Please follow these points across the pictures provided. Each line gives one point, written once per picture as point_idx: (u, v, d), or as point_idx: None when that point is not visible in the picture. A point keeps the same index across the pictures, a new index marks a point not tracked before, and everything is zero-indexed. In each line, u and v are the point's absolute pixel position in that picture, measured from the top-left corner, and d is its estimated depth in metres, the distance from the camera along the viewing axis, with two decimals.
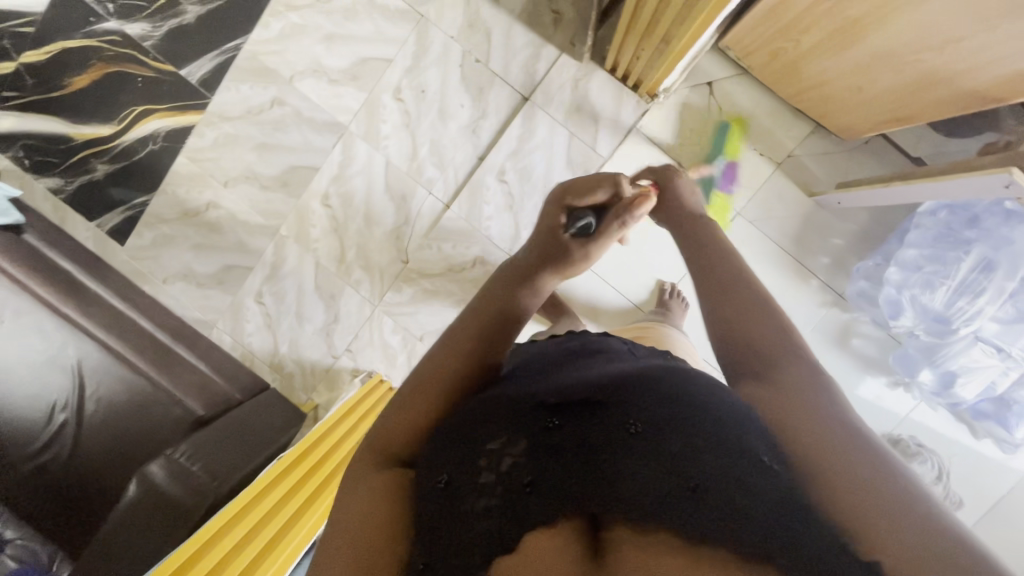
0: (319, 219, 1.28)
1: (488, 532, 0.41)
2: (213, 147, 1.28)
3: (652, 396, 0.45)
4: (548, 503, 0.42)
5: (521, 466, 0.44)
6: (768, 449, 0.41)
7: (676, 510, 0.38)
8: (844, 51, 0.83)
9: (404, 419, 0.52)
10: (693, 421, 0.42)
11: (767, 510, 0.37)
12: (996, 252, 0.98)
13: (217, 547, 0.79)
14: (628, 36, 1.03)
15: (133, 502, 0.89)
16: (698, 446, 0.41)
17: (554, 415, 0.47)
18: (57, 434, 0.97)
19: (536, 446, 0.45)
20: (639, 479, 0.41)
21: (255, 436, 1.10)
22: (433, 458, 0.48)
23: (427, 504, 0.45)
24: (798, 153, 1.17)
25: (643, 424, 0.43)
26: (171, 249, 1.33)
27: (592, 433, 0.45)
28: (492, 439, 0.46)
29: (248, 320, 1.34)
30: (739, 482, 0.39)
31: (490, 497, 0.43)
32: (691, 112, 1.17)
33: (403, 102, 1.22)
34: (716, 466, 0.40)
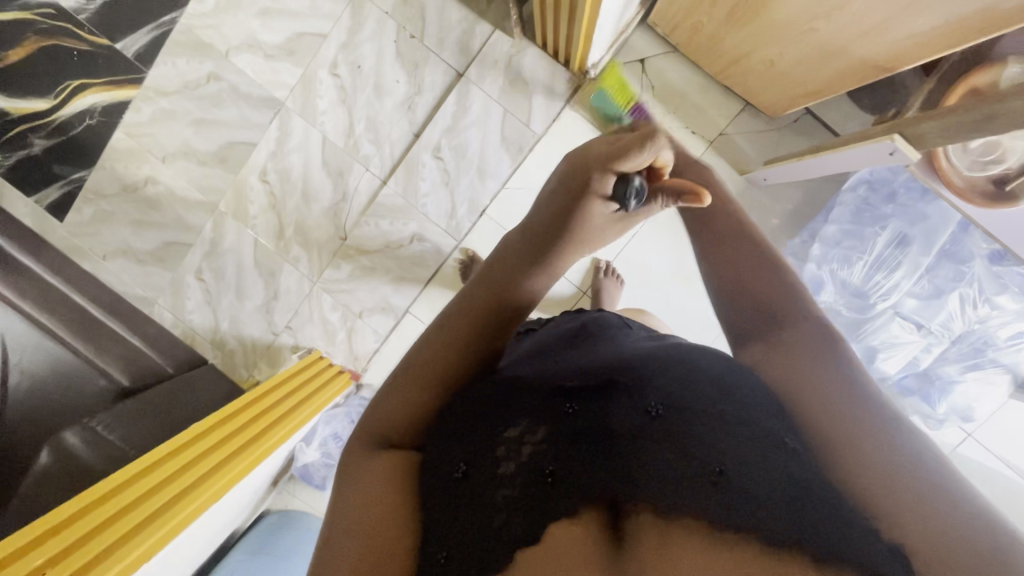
0: (257, 196, 1.28)
1: (511, 523, 0.41)
2: (150, 122, 1.28)
3: (669, 383, 0.46)
4: (570, 492, 0.42)
5: (544, 454, 0.45)
6: (792, 436, 0.41)
7: (700, 498, 0.39)
8: (751, 22, 0.84)
9: (410, 404, 0.52)
10: (714, 409, 0.43)
11: (789, 497, 0.38)
12: (912, 227, 1.01)
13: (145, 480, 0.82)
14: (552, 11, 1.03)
15: (45, 470, 0.89)
16: (721, 432, 0.42)
17: (572, 402, 0.49)
18: None
19: (556, 434, 0.46)
20: (664, 468, 0.41)
21: (188, 406, 1.10)
22: (446, 445, 0.48)
23: (444, 494, 0.45)
24: (729, 131, 1.18)
25: (666, 410, 0.44)
26: (110, 225, 1.33)
27: (612, 421, 0.45)
28: (513, 426, 0.48)
29: (189, 297, 1.34)
30: (763, 469, 0.40)
31: (511, 487, 0.44)
32: (623, 89, 1.18)
33: (339, 77, 1.22)
34: (742, 456, 0.40)
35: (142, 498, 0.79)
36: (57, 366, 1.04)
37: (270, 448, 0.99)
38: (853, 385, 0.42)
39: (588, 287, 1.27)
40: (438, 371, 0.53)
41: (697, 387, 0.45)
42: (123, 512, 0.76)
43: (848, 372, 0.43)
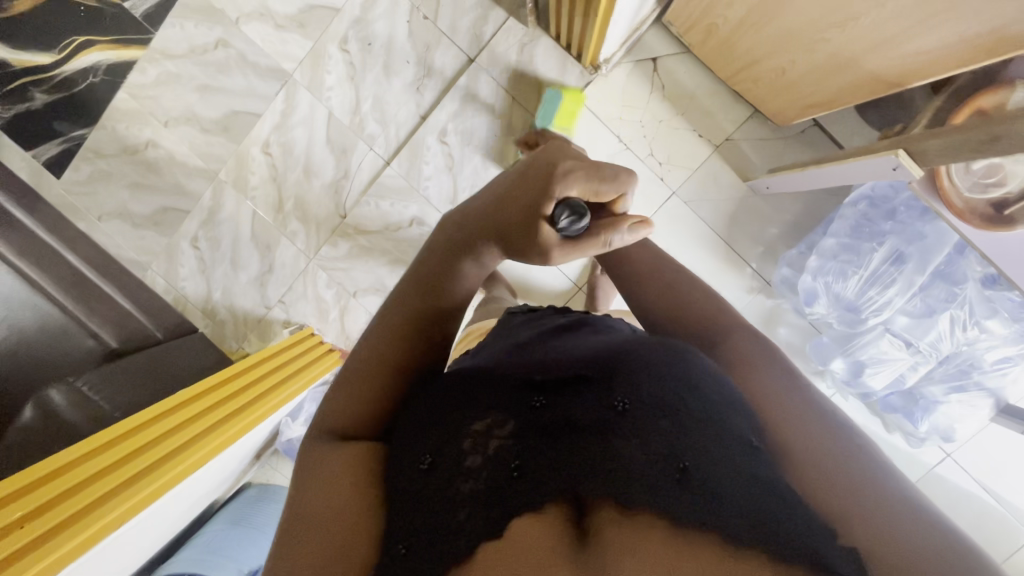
0: (258, 167, 1.27)
1: (475, 513, 0.43)
2: (154, 84, 1.26)
3: (635, 380, 0.48)
4: (536, 484, 0.43)
5: (511, 445, 0.46)
6: (751, 438, 0.45)
7: (669, 497, 0.41)
8: (764, 28, 0.84)
9: (383, 391, 0.56)
10: (681, 412, 0.45)
11: (753, 500, 0.41)
12: (909, 245, 1.01)
13: (113, 451, 0.80)
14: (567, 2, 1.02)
15: (28, 427, 0.89)
16: (684, 432, 0.44)
17: (540, 394, 0.50)
18: None
19: (522, 426, 0.47)
20: (629, 464, 0.43)
21: (174, 373, 1.10)
22: (416, 435, 0.50)
23: (412, 482, 0.47)
24: (736, 137, 1.18)
25: (632, 406, 0.46)
26: (108, 186, 1.31)
27: (578, 413, 0.47)
28: (478, 416, 0.49)
29: (183, 264, 1.33)
30: (725, 469, 0.42)
31: (476, 480, 0.45)
32: (633, 87, 1.17)
33: (349, 53, 1.21)
34: (704, 455, 0.43)
35: (107, 470, 0.76)
36: (43, 323, 1.03)
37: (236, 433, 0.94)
38: (802, 418, 0.47)
39: (584, 283, 1.27)
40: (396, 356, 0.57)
41: (664, 391, 0.47)
42: (87, 483, 0.73)
43: (804, 401, 0.49)
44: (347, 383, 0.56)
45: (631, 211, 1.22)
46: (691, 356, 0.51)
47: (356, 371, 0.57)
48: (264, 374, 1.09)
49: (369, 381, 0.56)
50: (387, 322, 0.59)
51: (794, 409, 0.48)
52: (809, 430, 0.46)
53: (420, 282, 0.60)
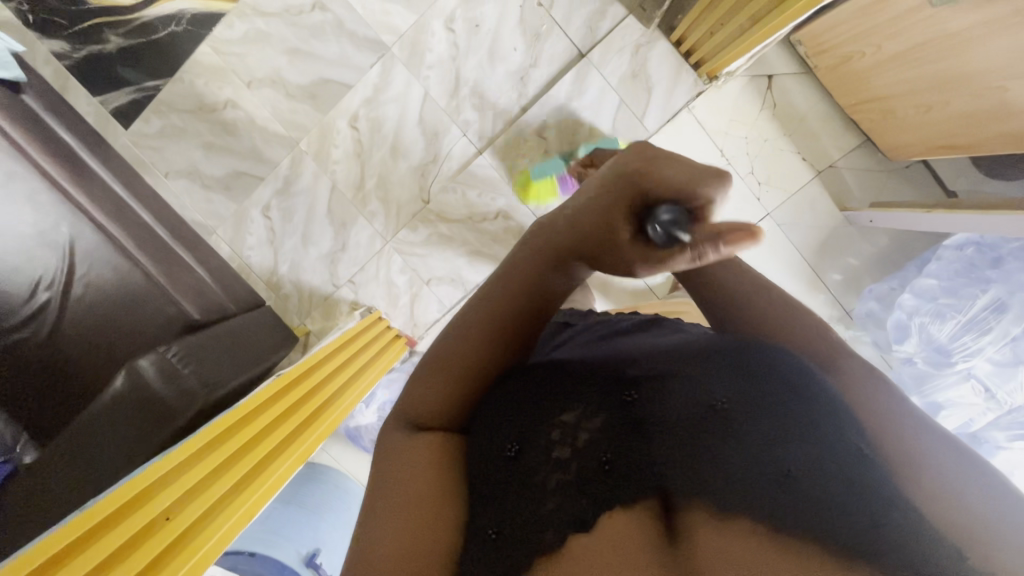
0: (343, 141, 1.22)
1: (564, 509, 0.40)
2: (242, 41, 1.19)
3: (731, 374, 0.43)
4: (631, 479, 0.41)
5: (602, 441, 0.43)
6: (856, 445, 0.40)
7: (771, 501, 0.37)
8: (926, 66, 0.83)
9: (460, 389, 0.47)
10: (784, 412, 0.40)
11: (861, 510, 0.36)
12: (1011, 295, 1.00)
13: (208, 460, 0.71)
14: (706, 12, 0.99)
15: (117, 396, 0.85)
16: (790, 436, 0.39)
17: (633, 388, 0.46)
18: (39, 313, 0.93)
19: (610, 420, 0.44)
20: (730, 464, 0.39)
21: (251, 350, 1.08)
22: (494, 420, 0.45)
23: (499, 472, 0.43)
24: (839, 164, 1.17)
25: (730, 403, 0.41)
26: (179, 142, 1.25)
27: (675, 411, 0.43)
28: (569, 409, 0.44)
29: (251, 232, 1.28)
30: (831, 478, 0.38)
31: (566, 472, 0.42)
32: (745, 102, 1.15)
33: (454, 33, 1.16)
34: (810, 459, 0.39)
35: (205, 484, 0.68)
36: (123, 285, 0.99)
37: (326, 432, 0.92)
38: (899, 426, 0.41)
39: (663, 292, 1.26)
40: (476, 360, 0.47)
41: (760, 389, 0.42)
42: (186, 501, 0.65)
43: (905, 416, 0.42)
44: (423, 372, 0.48)
45: None
46: (781, 353, 0.44)
47: (430, 362, 0.48)
48: (332, 376, 1.01)
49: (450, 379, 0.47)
50: (472, 309, 0.48)
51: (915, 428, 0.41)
52: (919, 443, 0.40)
53: (508, 276, 0.48)
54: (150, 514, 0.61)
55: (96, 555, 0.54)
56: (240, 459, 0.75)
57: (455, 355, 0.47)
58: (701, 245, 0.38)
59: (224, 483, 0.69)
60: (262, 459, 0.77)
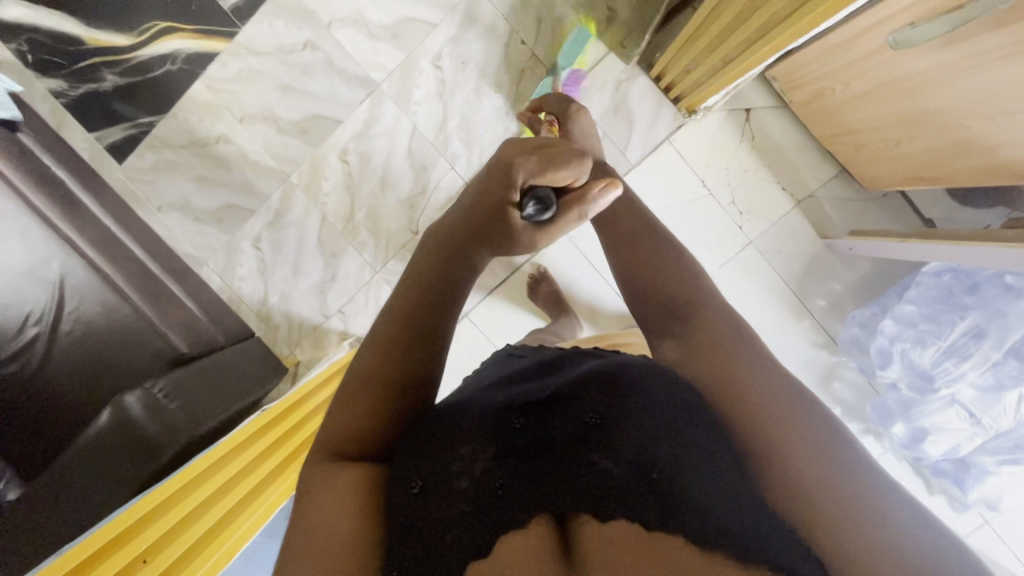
0: (333, 174, 1.25)
1: (465, 537, 0.40)
2: (235, 79, 1.22)
3: (608, 393, 0.47)
4: (517, 504, 0.42)
5: (494, 466, 0.44)
6: (720, 448, 0.42)
7: (643, 507, 0.39)
8: (891, 103, 0.86)
9: (380, 409, 0.46)
10: (653, 422, 0.43)
11: (730, 505, 0.39)
12: (989, 321, 1.02)
13: (200, 490, 0.73)
14: (683, 52, 1.02)
15: (102, 432, 0.85)
16: (659, 438, 0.42)
17: (521, 416, 0.48)
18: (27, 348, 0.92)
19: (503, 450, 0.46)
20: (607, 477, 0.41)
21: (238, 381, 1.09)
22: (407, 453, 0.46)
23: (400, 507, 0.43)
24: (818, 194, 1.20)
25: (600, 420, 0.45)
26: (172, 176, 1.27)
27: (559, 434, 0.46)
28: (464, 444, 0.46)
29: (242, 263, 1.29)
30: (701, 475, 0.40)
31: (463, 503, 0.43)
32: (724, 134, 1.18)
33: (441, 70, 1.19)
34: (678, 461, 0.41)
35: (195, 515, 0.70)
36: (112, 319, 1.00)
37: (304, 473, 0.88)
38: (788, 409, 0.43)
39: None
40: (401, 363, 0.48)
41: (630, 405, 0.45)
42: (173, 533, 0.66)
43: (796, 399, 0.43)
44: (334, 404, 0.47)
45: (706, 255, 1.21)
46: (659, 371, 0.47)
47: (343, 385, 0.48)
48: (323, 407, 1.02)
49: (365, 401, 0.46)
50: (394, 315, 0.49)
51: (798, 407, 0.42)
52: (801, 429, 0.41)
53: (418, 281, 0.51)
54: (125, 558, 0.60)
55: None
56: (231, 490, 0.76)
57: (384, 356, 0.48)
58: (582, 204, 0.51)
59: (215, 513, 0.71)
60: (253, 487, 0.79)
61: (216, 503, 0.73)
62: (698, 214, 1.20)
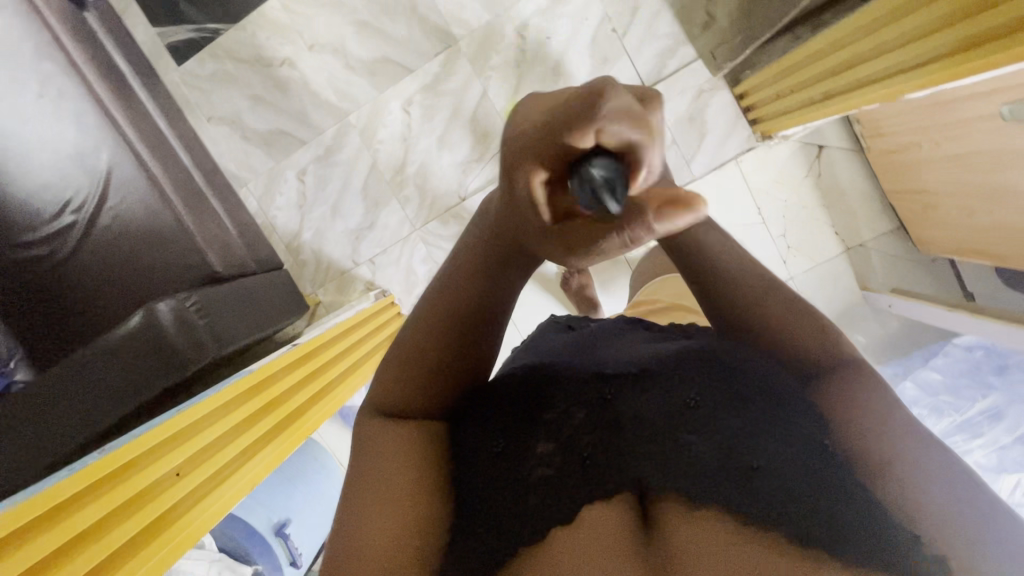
0: (392, 122, 1.22)
1: (553, 504, 0.39)
2: (313, 4, 1.18)
3: (714, 378, 0.43)
4: (608, 474, 0.40)
5: (581, 436, 0.42)
6: (816, 441, 0.41)
7: (737, 494, 0.38)
8: (976, 173, 0.85)
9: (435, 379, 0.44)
10: (744, 406, 0.41)
11: (825, 498, 0.38)
12: (1009, 405, 1.01)
13: (227, 420, 0.71)
14: (779, 75, 1.00)
15: (132, 333, 0.84)
16: (757, 432, 0.40)
17: (610, 385, 0.44)
18: (62, 232, 0.91)
19: (591, 417, 0.43)
20: (701, 459, 0.39)
21: (263, 309, 1.08)
22: (483, 415, 0.45)
23: (480, 476, 0.42)
24: (869, 245, 1.19)
25: (701, 400, 0.42)
26: (228, 89, 1.24)
27: (648, 404, 0.42)
28: (549, 409, 0.44)
29: (282, 192, 1.27)
30: (797, 469, 0.39)
31: (548, 467, 0.41)
32: (791, 166, 1.17)
33: (524, 40, 1.16)
34: (775, 452, 0.39)
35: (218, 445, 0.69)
36: (150, 222, 0.98)
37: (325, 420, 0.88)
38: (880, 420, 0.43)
39: None
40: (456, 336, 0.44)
41: (725, 387, 0.43)
42: (196, 462, 0.65)
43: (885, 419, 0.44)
44: (393, 364, 0.45)
45: None
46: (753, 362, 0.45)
47: (395, 351, 0.45)
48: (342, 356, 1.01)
49: (430, 370, 0.44)
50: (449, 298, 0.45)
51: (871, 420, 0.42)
52: (877, 432, 0.41)
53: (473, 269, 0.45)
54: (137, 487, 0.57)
55: (92, 514, 0.51)
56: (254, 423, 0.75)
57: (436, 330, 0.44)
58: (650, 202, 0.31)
59: (237, 446, 0.70)
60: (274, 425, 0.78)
61: (241, 435, 0.72)
62: (746, 240, 1.19)
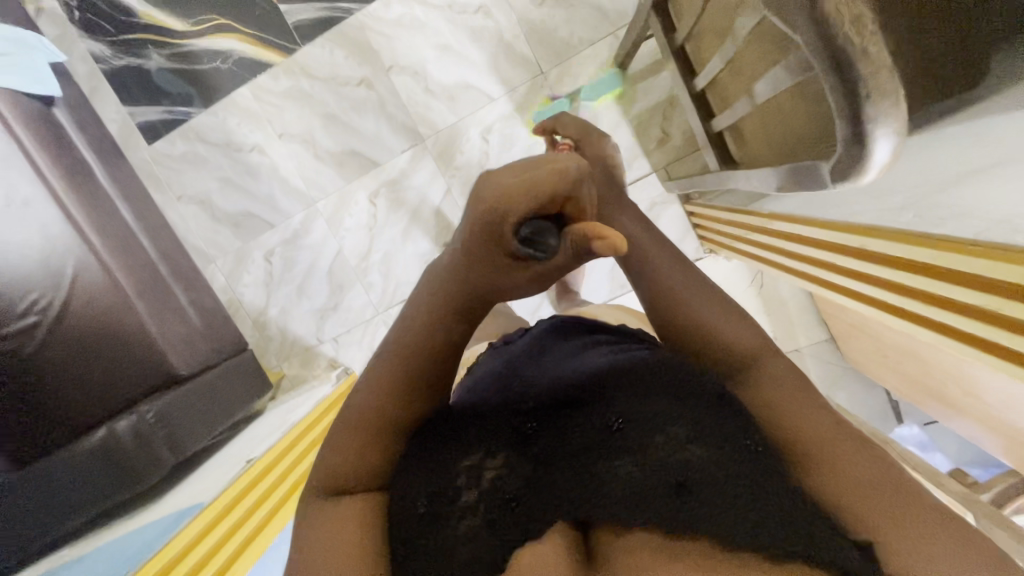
0: (358, 212, 1.25)
1: (480, 553, 0.38)
2: (283, 95, 1.21)
3: (632, 399, 0.43)
4: (539, 512, 0.40)
5: (506, 476, 0.41)
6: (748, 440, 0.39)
7: (666, 510, 0.36)
8: (893, 330, 0.90)
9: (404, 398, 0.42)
10: (661, 413, 0.41)
11: (758, 490, 0.36)
12: None
13: (187, 558, 0.71)
14: (721, 219, 1.03)
15: (94, 449, 0.94)
16: (679, 437, 0.39)
17: (532, 420, 0.46)
18: (25, 332, 0.89)
19: (516, 457, 0.43)
20: (626, 483, 0.38)
21: (221, 402, 1.15)
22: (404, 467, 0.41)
23: (410, 527, 0.39)
24: (804, 350, 1.24)
25: (623, 422, 0.41)
26: (198, 170, 1.28)
27: (573, 434, 0.43)
28: (473, 451, 0.43)
29: (249, 271, 1.31)
30: (725, 472, 0.37)
31: (474, 515, 0.40)
32: (735, 276, 1.23)
33: (488, 143, 1.19)
34: (700, 456, 0.38)
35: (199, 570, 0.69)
36: (108, 322, 0.99)
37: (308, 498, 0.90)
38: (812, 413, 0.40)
39: None
40: (444, 344, 0.42)
41: (646, 402, 0.42)
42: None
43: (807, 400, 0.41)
44: (342, 427, 0.43)
45: None
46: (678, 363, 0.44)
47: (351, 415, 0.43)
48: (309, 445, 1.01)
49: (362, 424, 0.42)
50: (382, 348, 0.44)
51: (812, 403, 0.40)
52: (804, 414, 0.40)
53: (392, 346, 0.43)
54: None
55: None
56: (228, 538, 0.75)
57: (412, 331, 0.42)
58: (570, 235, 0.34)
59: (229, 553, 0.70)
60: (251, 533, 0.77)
61: (212, 557, 0.71)
62: None
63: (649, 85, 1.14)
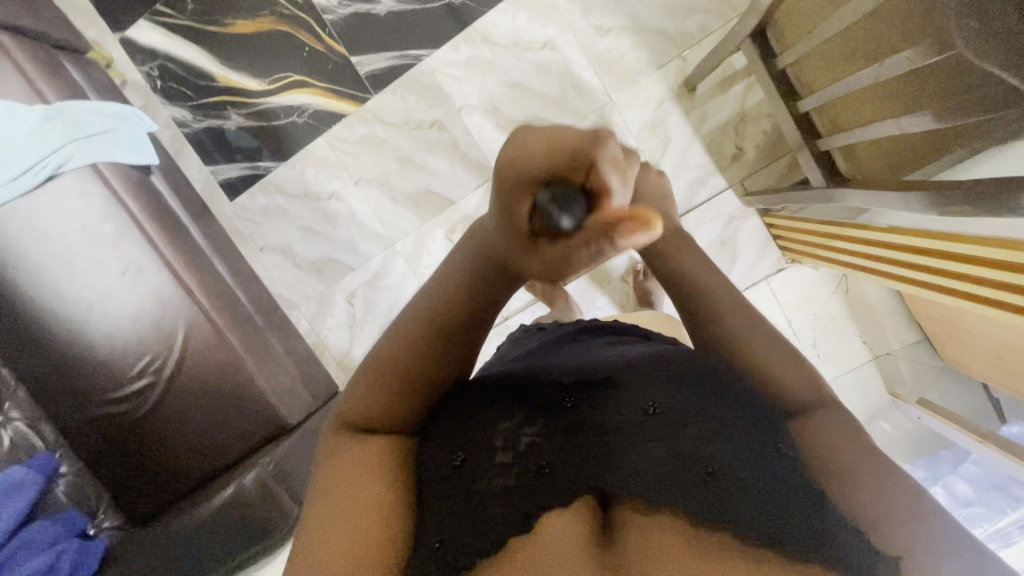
0: (437, 248, 1.28)
1: (509, 511, 0.39)
2: (358, 142, 1.25)
3: (665, 386, 0.45)
4: (565, 479, 0.41)
5: (540, 445, 0.43)
6: (776, 443, 0.43)
7: (689, 495, 0.39)
8: (1006, 333, 0.90)
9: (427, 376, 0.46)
10: (698, 403, 0.43)
11: (773, 490, 0.40)
12: None
13: None
14: (805, 230, 1.04)
15: (227, 503, 0.99)
16: (706, 435, 0.41)
17: (569, 395, 0.46)
18: (140, 395, 0.99)
19: (550, 427, 0.44)
20: (652, 463, 0.40)
21: None
22: (444, 432, 0.45)
23: (436, 482, 0.42)
24: (896, 354, 1.22)
25: (657, 408, 0.43)
26: (279, 221, 1.32)
27: (600, 415, 0.44)
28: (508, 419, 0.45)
29: (332, 314, 1.34)
30: (749, 468, 0.40)
31: (505, 477, 0.41)
32: (819, 284, 1.23)
33: None
34: (727, 454, 0.41)
35: None
36: (220, 380, 1.02)
37: None
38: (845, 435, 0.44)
39: None
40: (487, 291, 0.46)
41: (679, 389, 0.44)
42: None
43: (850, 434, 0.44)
44: (370, 375, 0.46)
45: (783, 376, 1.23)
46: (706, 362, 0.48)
47: (364, 365, 0.47)
48: None
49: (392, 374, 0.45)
50: (425, 297, 0.47)
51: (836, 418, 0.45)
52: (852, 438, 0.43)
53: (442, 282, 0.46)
54: None
55: None
56: None
57: (463, 289, 0.45)
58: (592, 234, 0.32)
59: None
60: None
61: None
62: None
63: (719, 102, 1.15)
